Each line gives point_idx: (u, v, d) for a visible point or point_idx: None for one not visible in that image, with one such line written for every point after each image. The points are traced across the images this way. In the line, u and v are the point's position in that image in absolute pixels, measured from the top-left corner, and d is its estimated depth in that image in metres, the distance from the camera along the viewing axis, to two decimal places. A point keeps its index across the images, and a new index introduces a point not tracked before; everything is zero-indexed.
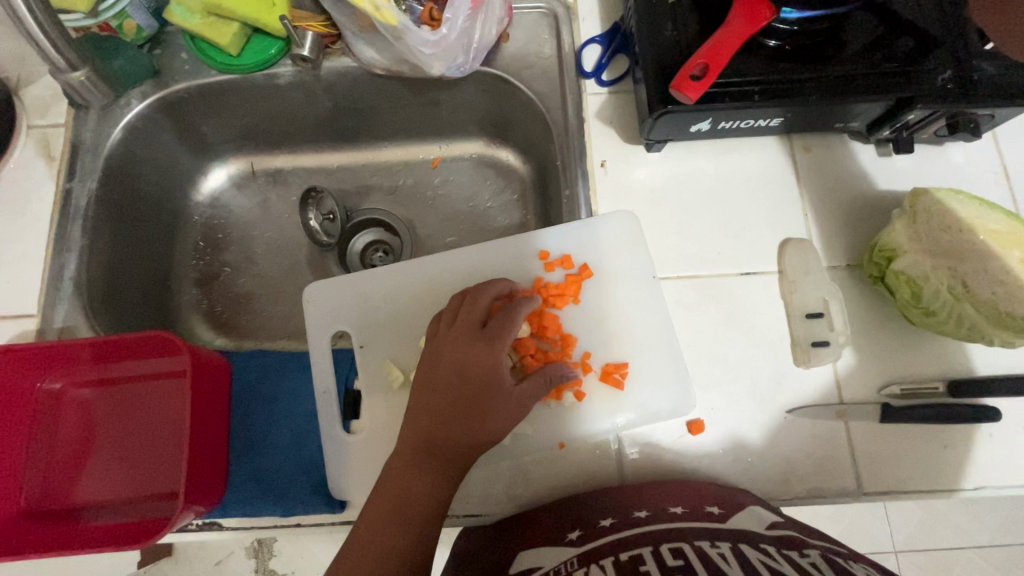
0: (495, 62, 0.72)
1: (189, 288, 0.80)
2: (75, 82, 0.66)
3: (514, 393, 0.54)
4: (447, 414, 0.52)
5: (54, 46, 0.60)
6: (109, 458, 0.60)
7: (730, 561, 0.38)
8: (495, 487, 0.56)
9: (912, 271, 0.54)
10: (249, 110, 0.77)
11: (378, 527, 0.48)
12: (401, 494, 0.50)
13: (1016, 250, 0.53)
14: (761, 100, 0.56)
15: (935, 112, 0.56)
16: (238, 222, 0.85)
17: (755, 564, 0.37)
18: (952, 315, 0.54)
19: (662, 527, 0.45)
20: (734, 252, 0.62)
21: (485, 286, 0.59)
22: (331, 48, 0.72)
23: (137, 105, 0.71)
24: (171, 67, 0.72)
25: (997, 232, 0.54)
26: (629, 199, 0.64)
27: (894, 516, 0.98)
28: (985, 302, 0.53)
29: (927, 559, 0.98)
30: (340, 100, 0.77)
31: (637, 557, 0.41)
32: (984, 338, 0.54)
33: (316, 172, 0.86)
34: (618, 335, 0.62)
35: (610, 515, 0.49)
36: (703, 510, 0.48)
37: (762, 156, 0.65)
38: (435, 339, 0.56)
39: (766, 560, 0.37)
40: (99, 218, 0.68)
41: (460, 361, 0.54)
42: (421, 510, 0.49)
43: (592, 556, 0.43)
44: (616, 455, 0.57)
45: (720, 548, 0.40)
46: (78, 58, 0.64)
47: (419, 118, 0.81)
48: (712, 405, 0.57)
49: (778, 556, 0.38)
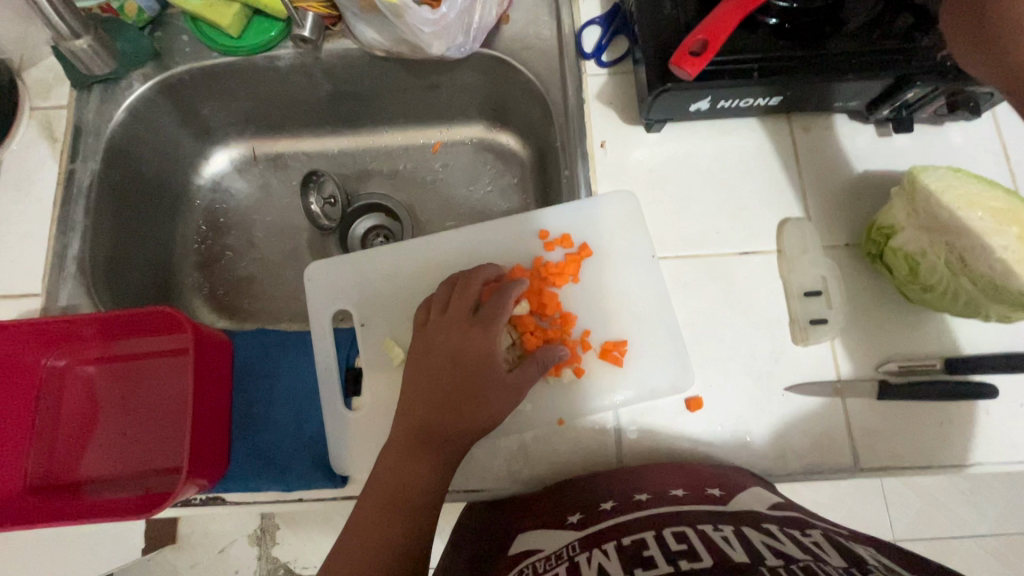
0: (495, 43, 0.72)
1: (191, 271, 0.81)
2: (78, 51, 0.65)
3: (509, 376, 0.54)
4: (443, 398, 0.52)
5: (60, 20, 0.61)
6: (110, 433, 0.61)
7: (732, 544, 0.38)
8: (486, 460, 0.57)
9: (910, 246, 0.55)
10: (252, 92, 0.78)
11: (377, 509, 0.49)
12: (396, 482, 0.50)
13: (1015, 228, 0.53)
14: (759, 78, 0.56)
15: (937, 90, 0.57)
16: (238, 207, 0.85)
17: (757, 545, 0.37)
18: (948, 290, 0.54)
19: (662, 511, 0.45)
20: (732, 230, 0.62)
21: (474, 272, 0.59)
22: (331, 29, 0.72)
23: (139, 86, 0.71)
24: (172, 50, 0.72)
25: (995, 210, 0.54)
26: (627, 178, 0.65)
27: (892, 501, 0.98)
28: (982, 278, 0.53)
29: (927, 547, 0.98)
30: (339, 82, 0.77)
31: (639, 543, 0.41)
32: (980, 314, 0.55)
33: (317, 157, 0.86)
34: (617, 313, 0.62)
35: (611, 499, 0.49)
36: (703, 492, 0.48)
37: (763, 137, 0.65)
38: (427, 327, 0.57)
39: (770, 542, 0.38)
40: (101, 193, 0.68)
41: (453, 347, 0.54)
42: (420, 493, 0.50)
43: (593, 541, 0.43)
44: (614, 433, 0.57)
45: (722, 532, 0.40)
46: (80, 26, 0.63)
47: (420, 102, 0.81)
48: (712, 383, 0.58)
49: (781, 537, 0.39)
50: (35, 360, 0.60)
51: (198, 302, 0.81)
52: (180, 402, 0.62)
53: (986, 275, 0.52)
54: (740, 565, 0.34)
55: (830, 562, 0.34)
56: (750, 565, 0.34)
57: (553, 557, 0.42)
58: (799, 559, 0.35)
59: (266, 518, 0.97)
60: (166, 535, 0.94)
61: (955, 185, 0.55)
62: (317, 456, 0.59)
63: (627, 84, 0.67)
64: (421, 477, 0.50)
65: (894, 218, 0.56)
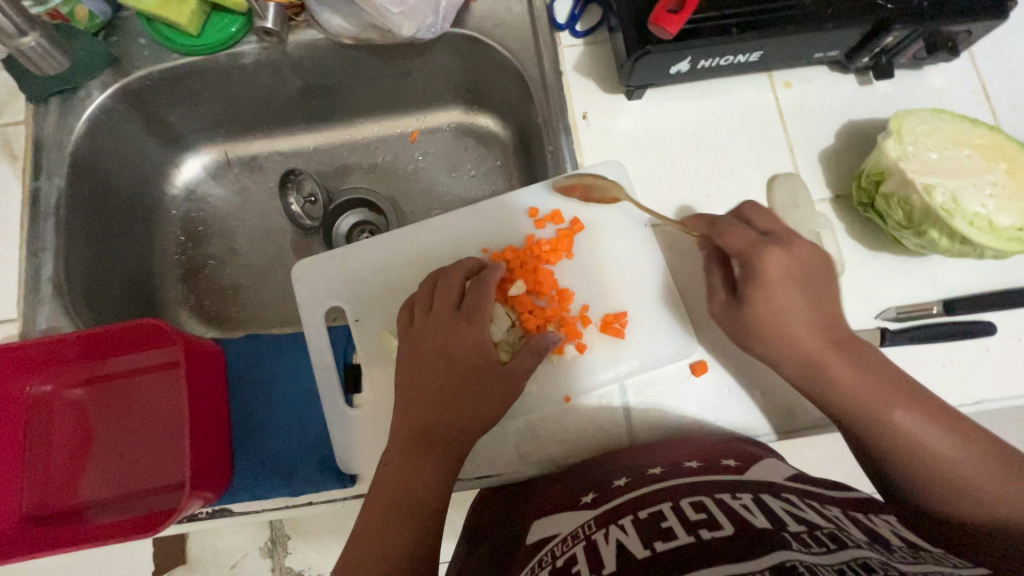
0: (466, 22, 0.70)
1: (174, 283, 0.79)
2: (27, 50, 0.62)
3: (504, 369, 0.52)
4: (439, 398, 0.51)
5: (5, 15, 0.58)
6: (107, 455, 0.59)
7: (752, 510, 0.38)
8: (494, 445, 0.56)
9: (902, 192, 0.54)
10: (218, 92, 0.75)
11: (381, 516, 0.48)
12: (398, 490, 0.49)
13: (1001, 163, 0.55)
14: (738, 34, 0.55)
15: (914, 31, 0.56)
16: (216, 214, 0.83)
17: (779, 511, 0.38)
18: (943, 233, 0.54)
19: (679, 482, 0.45)
20: (722, 193, 0.61)
21: (452, 269, 0.57)
22: (294, 21, 0.69)
23: (98, 95, 0.68)
24: (129, 54, 0.69)
25: (981, 146, 0.55)
26: (613, 148, 0.64)
27: None
28: (975, 216, 0.53)
29: None
30: (309, 76, 0.75)
31: (657, 515, 0.41)
32: (976, 253, 0.54)
33: (293, 156, 0.84)
34: (616, 285, 0.61)
35: (625, 476, 0.49)
36: (718, 463, 0.48)
37: (743, 96, 0.64)
38: (412, 329, 0.55)
39: (792, 509, 0.39)
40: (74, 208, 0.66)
41: (442, 345, 0.53)
42: (424, 496, 0.49)
43: (608, 518, 0.43)
44: (623, 405, 0.57)
45: (741, 499, 0.41)
46: (27, 22, 0.61)
47: (393, 89, 0.79)
48: (717, 345, 0.58)
49: (801, 505, 0.40)
50: (20, 386, 0.58)
51: (185, 315, 0.78)
52: (176, 417, 0.60)
53: (979, 212, 0.53)
54: (763, 530, 0.35)
55: (852, 533, 0.36)
56: (775, 531, 0.35)
57: (571, 537, 0.42)
58: (823, 528, 0.36)
59: (275, 529, 0.95)
60: (175, 556, 0.92)
61: (940, 127, 0.56)
62: (323, 458, 0.57)
63: (604, 52, 0.66)
64: (423, 480, 0.49)
65: (885, 161, 0.55)
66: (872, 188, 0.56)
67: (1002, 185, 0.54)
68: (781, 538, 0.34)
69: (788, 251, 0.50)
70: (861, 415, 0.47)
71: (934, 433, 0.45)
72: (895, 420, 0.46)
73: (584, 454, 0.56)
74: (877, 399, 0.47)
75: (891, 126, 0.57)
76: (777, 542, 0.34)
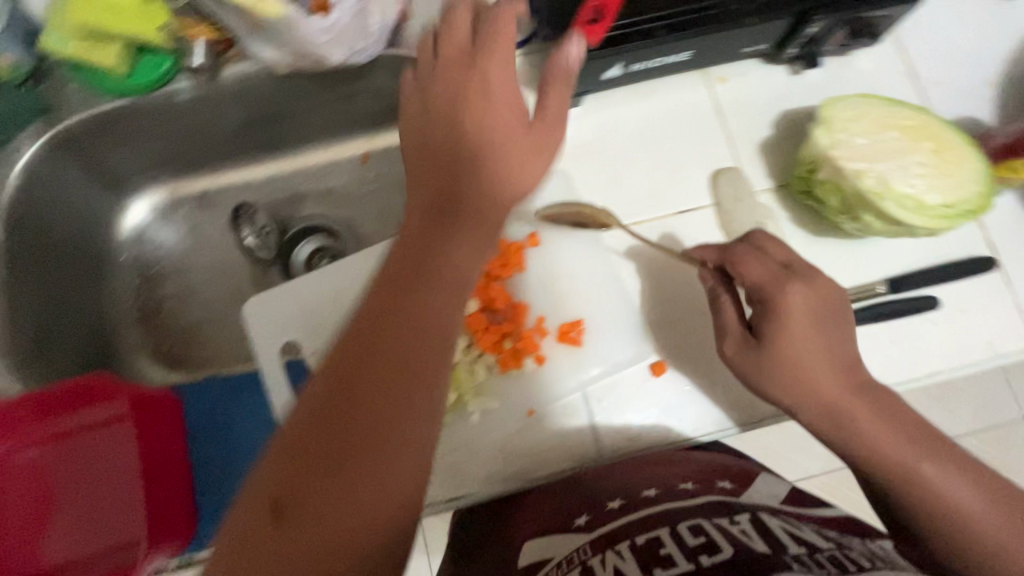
0: (402, 42, 0.70)
1: (131, 329, 0.77)
2: None
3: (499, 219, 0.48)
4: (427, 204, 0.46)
5: None
6: (67, 516, 0.58)
7: (752, 535, 0.39)
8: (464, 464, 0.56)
9: (836, 178, 0.55)
10: (158, 132, 0.73)
11: (372, 407, 0.39)
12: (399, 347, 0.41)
13: (924, 142, 0.57)
14: (665, 36, 0.56)
15: (837, 20, 0.57)
16: (168, 254, 0.81)
17: (778, 534, 0.39)
18: (876, 217, 0.55)
19: (675, 506, 0.45)
20: (667, 193, 0.62)
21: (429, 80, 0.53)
22: (227, 55, 0.67)
23: (27, 147, 0.65)
24: (57, 102, 0.67)
25: (906, 127, 0.57)
26: (557, 156, 0.64)
27: None
28: (905, 197, 0.55)
29: None
30: (252, 108, 0.73)
31: (655, 541, 0.41)
32: (908, 232, 0.56)
33: (243, 188, 0.83)
34: (568, 294, 0.63)
35: (621, 495, 0.49)
36: (714, 485, 0.50)
37: (680, 94, 0.65)
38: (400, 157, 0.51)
39: (793, 532, 0.39)
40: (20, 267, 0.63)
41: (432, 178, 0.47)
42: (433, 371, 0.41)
43: (604, 542, 0.43)
44: (587, 413, 0.57)
45: (741, 524, 0.41)
46: None
47: (339, 113, 0.78)
48: (674, 344, 0.59)
49: (800, 528, 0.40)
50: None
51: (146, 360, 0.77)
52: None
53: (907, 193, 0.55)
54: (764, 554, 0.35)
55: (852, 553, 0.37)
56: (777, 554, 0.35)
57: (564, 563, 0.43)
58: (824, 552, 0.36)
59: None
60: None
61: (867, 111, 0.58)
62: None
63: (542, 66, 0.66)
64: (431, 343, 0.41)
65: (818, 150, 0.57)
66: (807, 176, 0.57)
67: (926, 164, 0.57)
68: (784, 560, 0.34)
69: (811, 285, 0.49)
70: (895, 468, 0.46)
71: (965, 492, 0.45)
72: (926, 474, 0.45)
73: (558, 468, 0.56)
74: (909, 452, 0.46)
75: (819, 114, 0.58)
76: (779, 565, 0.34)
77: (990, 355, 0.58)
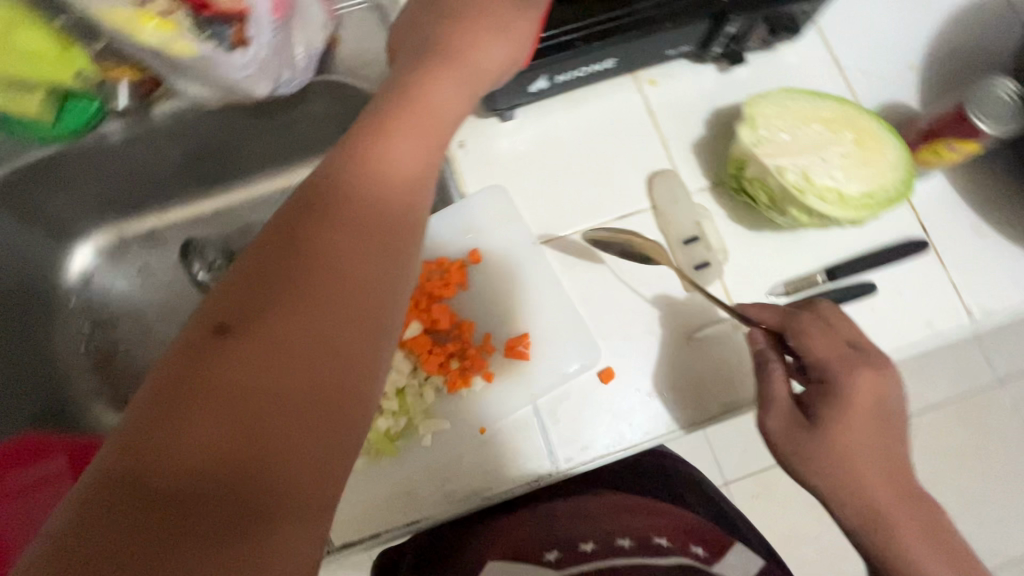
0: (334, 69, 0.71)
1: (85, 375, 0.76)
2: None
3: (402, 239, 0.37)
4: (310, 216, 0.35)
5: None
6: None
7: None
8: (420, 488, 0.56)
9: (762, 175, 0.56)
10: (97, 176, 0.73)
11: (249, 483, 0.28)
12: (280, 397, 0.30)
13: (848, 132, 0.58)
14: (585, 47, 0.56)
15: (754, 19, 0.57)
16: (119, 297, 0.80)
17: None
18: (801, 211, 0.56)
19: None
20: (607, 200, 0.62)
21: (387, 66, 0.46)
22: (154, 94, 0.69)
23: None
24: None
25: (827, 118, 0.59)
26: (494, 171, 0.64)
27: None
28: (827, 188, 0.56)
29: None
30: (191, 144, 0.74)
31: None
32: (835, 223, 0.57)
33: (192, 224, 0.82)
34: (514, 307, 0.63)
35: (591, 540, 0.80)
36: None
37: (612, 100, 0.65)
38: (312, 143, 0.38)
39: None
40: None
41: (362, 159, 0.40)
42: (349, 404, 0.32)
43: None
44: (539, 425, 0.57)
45: None
46: None
47: (280, 143, 0.78)
48: (619, 348, 0.59)
49: None
50: None
51: (101, 407, 0.76)
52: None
53: (829, 184, 0.56)
54: None
55: None
56: None
57: None
58: None
59: None
60: None
61: (791, 105, 0.59)
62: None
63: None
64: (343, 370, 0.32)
65: (744, 147, 0.57)
66: (736, 172, 0.58)
67: (848, 154, 0.57)
68: None
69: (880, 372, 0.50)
70: None
71: None
72: None
73: (516, 484, 0.55)
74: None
75: (745, 109, 0.59)
76: None
77: (935, 333, 0.59)
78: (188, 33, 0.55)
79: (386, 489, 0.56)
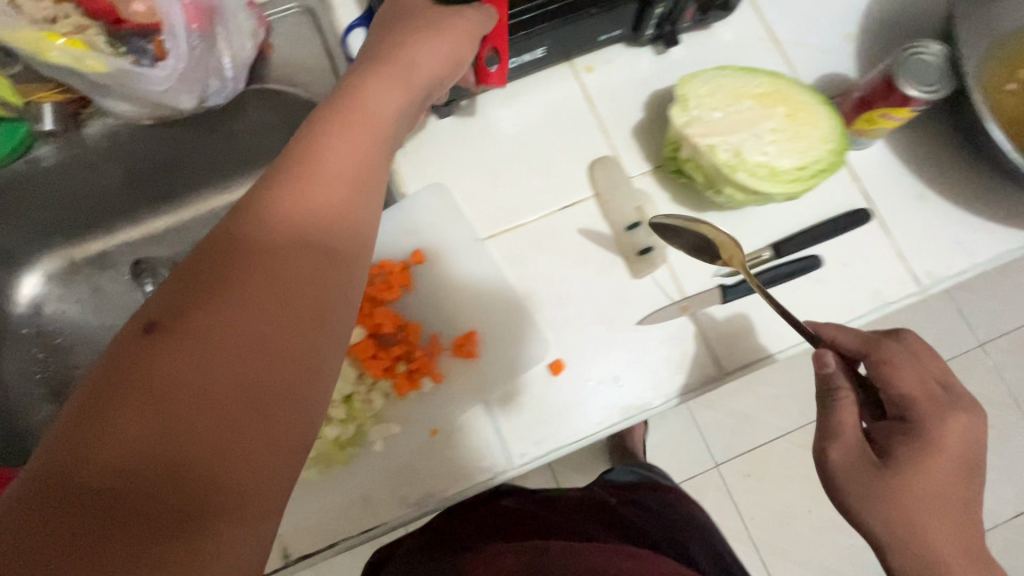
0: (267, 74, 0.88)
1: (43, 403, 0.85)
2: None
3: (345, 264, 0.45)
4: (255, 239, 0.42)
5: None
6: None
7: None
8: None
9: (695, 154, 0.69)
10: (44, 201, 0.86)
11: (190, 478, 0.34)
12: (218, 397, 0.36)
13: (778, 107, 0.71)
14: (530, 20, 0.63)
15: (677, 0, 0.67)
16: (71, 321, 0.90)
17: None
18: (737, 186, 0.68)
19: None
20: (536, 195, 0.73)
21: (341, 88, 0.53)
22: (83, 111, 0.85)
23: None
24: None
25: (758, 95, 0.71)
26: (435, 173, 0.74)
27: None
28: (761, 163, 0.68)
29: None
30: (128, 162, 0.88)
31: None
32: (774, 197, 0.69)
33: (143, 240, 0.93)
34: (461, 304, 0.72)
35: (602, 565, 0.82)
36: None
37: (525, 97, 0.76)
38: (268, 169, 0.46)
39: None
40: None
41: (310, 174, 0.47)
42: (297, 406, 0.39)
43: None
44: (485, 421, 0.66)
45: None
46: None
47: (225, 150, 0.92)
48: (568, 343, 0.68)
49: None
50: None
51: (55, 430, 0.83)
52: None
53: (762, 160, 0.68)
54: None
55: None
56: None
57: None
58: None
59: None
60: None
61: (726, 83, 0.71)
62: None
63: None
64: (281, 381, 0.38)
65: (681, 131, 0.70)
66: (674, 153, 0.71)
67: (778, 134, 0.69)
68: None
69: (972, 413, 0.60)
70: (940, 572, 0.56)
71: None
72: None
73: (468, 483, 0.64)
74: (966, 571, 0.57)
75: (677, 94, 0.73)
76: None
77: (853, 311, 0.74)
78: (98, 56, 0.71)
79: (346, 498, 0.64)
